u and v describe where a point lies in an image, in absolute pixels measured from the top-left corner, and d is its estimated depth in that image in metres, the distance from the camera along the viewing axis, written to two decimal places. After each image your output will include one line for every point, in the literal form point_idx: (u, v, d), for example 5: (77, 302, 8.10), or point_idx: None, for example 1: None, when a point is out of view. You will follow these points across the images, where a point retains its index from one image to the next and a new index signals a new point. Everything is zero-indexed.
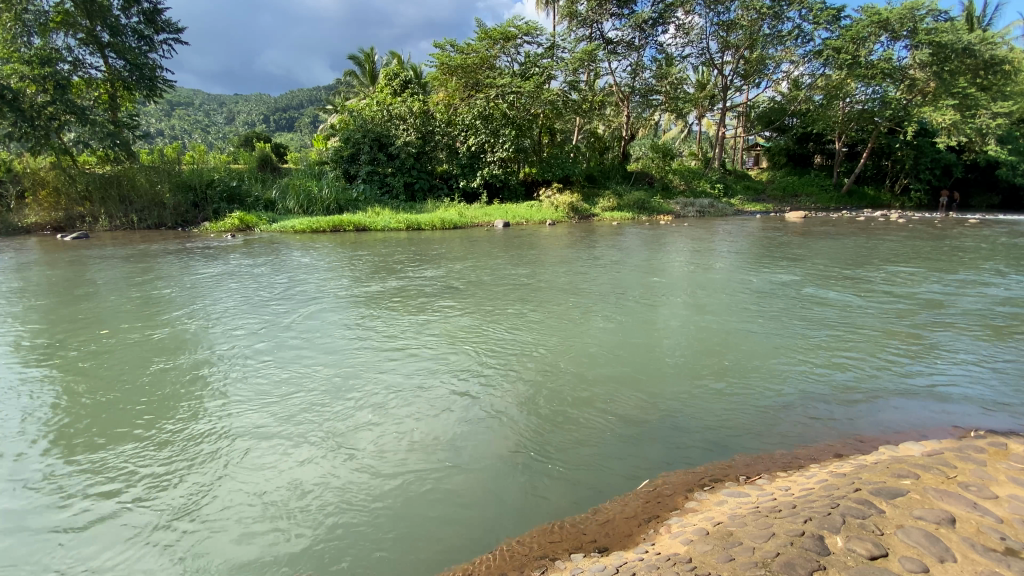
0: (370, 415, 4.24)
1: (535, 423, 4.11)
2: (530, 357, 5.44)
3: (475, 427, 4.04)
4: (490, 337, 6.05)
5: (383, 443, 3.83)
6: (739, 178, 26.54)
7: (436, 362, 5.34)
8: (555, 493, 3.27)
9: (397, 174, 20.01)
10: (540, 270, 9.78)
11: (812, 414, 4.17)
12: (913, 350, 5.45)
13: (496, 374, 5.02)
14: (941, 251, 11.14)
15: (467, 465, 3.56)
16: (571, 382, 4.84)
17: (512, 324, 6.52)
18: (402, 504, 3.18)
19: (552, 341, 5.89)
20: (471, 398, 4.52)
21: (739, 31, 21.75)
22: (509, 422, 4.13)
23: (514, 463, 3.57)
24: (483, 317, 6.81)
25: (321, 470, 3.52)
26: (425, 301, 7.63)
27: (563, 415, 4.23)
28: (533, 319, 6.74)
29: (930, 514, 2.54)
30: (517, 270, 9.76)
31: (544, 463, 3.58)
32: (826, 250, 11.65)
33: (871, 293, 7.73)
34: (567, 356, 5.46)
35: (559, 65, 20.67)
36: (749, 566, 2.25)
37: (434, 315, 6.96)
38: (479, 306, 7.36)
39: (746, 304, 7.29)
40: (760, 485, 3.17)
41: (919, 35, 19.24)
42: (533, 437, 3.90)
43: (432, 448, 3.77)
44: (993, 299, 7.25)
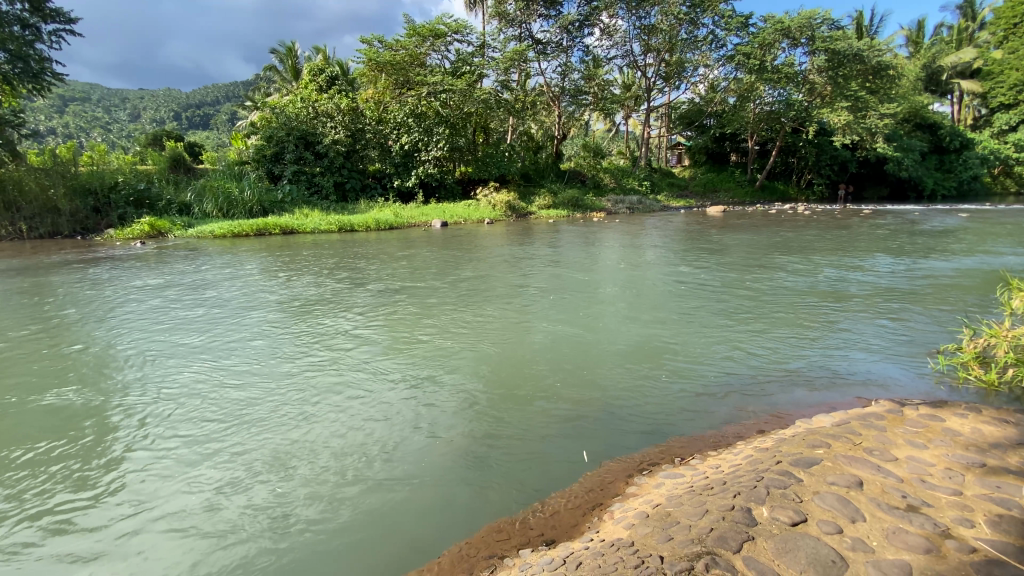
0: (289, 434, 4.00)
1: (485, 422, 4.13)
2: (474, 358, 5.43)
3: (413, 437, 3.90)
4: (435, 339, 6.00)
5: (326, 448, 3.78)
6: (665, 175, 27.71)
7: (381, 365, 5.29)
8: (504, 489, 3.29)
9: (326, 174, 19.21)
10: (481, 269, 9.80)
11: (738, 394, 4.45)
12: (823, 330, 5.99)
13: (438, 376, 4.97)
14: (844, 240, 12.26)
15: (414, 465, 3.56)
16: (516, 380, 4.87)
17: (452, 326, 6.43)
18: (349, 510, 3.13)
19: (494, 340, 5.91)
20: (412, 406, 4.39)
21: (660, 35, 22.84)
22: (451, 428, 4.05)
23: (463, 463, 3.58)
24: (423, 320, 6.68)
25: (253, 484, 3.40)
26: (367, 305, 7.47)
27: (509, 414, 4.23)
28: (477, 319, 6.73)
29: (842, 479, 2.79)
30: (454, 270, 9.67)
31: (488, 466, 3.54)
32: (745, 241, 12.54)
33: (785, 280, 8.40)
34: (509, 355, 5.50)
35: (490, 64, 20.77)
36: (686, 544, 2.36)
37: (378, 318, 6.81)
38: (421, 307, 7.28)
39: (677, 294, 7.70)
40: (694, 465, 3.35)
41: (816, 42, 21.09)
42: (476, 441, 3.86)
43: (375, 449, 3.75)
44: (886, 281, 8.12)
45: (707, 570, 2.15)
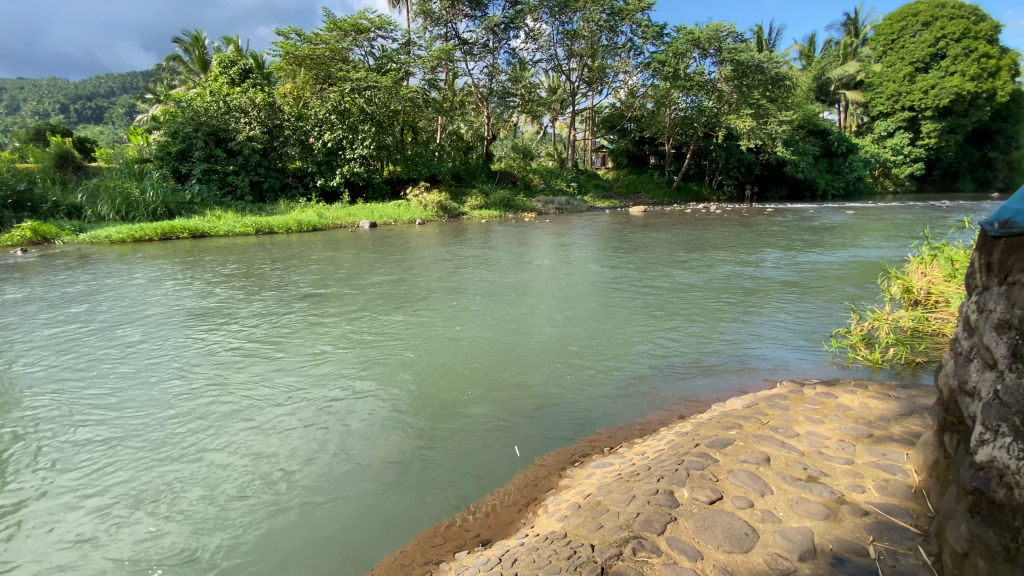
0: (175, 461, 3.67)
1: (417, 427, 4.04)
2: (406, 363, 5.30)
3: (341, 448, 3.74)
4: (364, 345, 5.80)
5: (247, 465, 3.57)
6: (592, 176, 28.59)
7: (307, 375, 5.04)
8: (438, 493, 3.24)
9: (240, 173, 18.00)
10: (412, 270, 9.60)
11: (662, 383, 4.67)
12: (736, 319, 6.43)
13: (373, 383, 4.83)
14: (753, 236, 13.26)
15: (343, 476, 3.43)
16: (453, 382, 4.83)
17: (384, 331, 6.26)
18: (272, 530, 2.96)
19: (429, 343, 5.84)
20: (338, 417, 4.20)
21: (582, 40, 23.53)
22: (380, 435, 3.93)
23: (395, 470, 3.49)
24: (354, 326, 6.46)
25: (164, 513, 3.15)
26: (290, 312, 7.09)
27: (445, 417, 4.18)
28: (411, 321, 6.61)
29: (752, 456, 3.00)
30: (386, 273, 9.43)
31: (420, 472, 3.46)
32: (667, 239, 13.22)
33: (702, 274, 8.95)
34: (445, 356, 5.45)
35: (415, 62, 20.37)
36: (615, 531, 2.43)
37: (303, 326, 6.47)
38: (349, 312, 7.01)
39: (605, 291, 7.96)
40: (622, 453, 3.46)
41: (723, 53, 22.65)
42: (407, 448, 3.75)
43: (301, 462, 3.58)
44: (789, 272, 8.86)
45: (635, 554, 2.22)
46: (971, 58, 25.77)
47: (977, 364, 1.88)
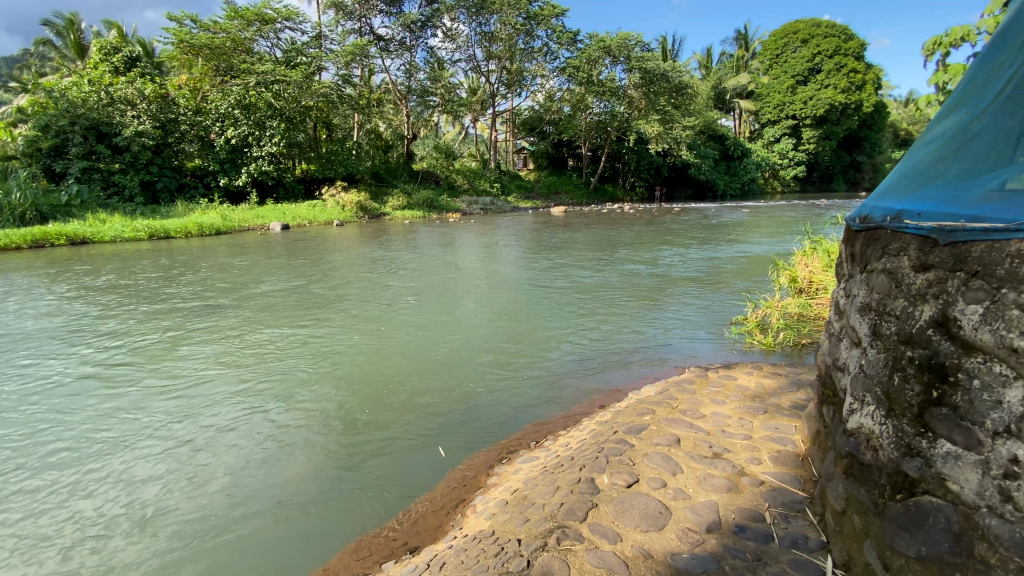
0: (59, 497, 3.29)
1: (340, 438, 3.89)
2: (326, 372, 5.09)
3: (257, 466, 3.54)
4: (279, 356, 5.49)
5: (148, 494, 3.28)
6: (513, 177, 28.95)
7: (216, 391, 4.70)
8: (364, 503, 3.14)
9: (128, 172, 16.24)
10: (330, 275, 9.23)
11: (584, 376, 4.84)
12: (650, 311, 6.82)
13: (293, 395, 4.59)
14: (663, 234, 14.14)
15: (259, 496, 3.23)
16: (380, 388, 4.72)
17: (304, 339, 5.98)
18: (180, 562, 2.74)
19: (353, 349, 5.65)
20: (251, 436, 3.93)
21: (499, 43, 23.78)
22: (298, 450, 3.73)
23: (316, 484, 3.34)
24: (270, 336, 6.10)
25: (48, 556, 2.82)
26: (194, 326, 6.55)
27: (371, 425, 4.07)
28: (333, 329, 6.35)
29: (664, 439, 3.19)
30: (304, 279, 8.97)
31: (343, 484, 3.33)
32: (586, 238, 13.74)
33: (619, 270, 9.40)
34: (370, 362, 5.30)
35: (328, 56, 19.50)
36: (541, 523, 2.47)
37: (209, 340, 6.01)
38: (262, 322, 6.61)
39: (528, 289, 8.14)
40: (546, 446, 3.54)
41: (632, 61, 23.86)
42: (328, 460, 3.60)
43: (211, 485, 3.35)
44: (695, 266, 9.55)
45: (560, 543, 2.28)
46: (842, 73, 29.06)
47: (847, 342, 2.11)
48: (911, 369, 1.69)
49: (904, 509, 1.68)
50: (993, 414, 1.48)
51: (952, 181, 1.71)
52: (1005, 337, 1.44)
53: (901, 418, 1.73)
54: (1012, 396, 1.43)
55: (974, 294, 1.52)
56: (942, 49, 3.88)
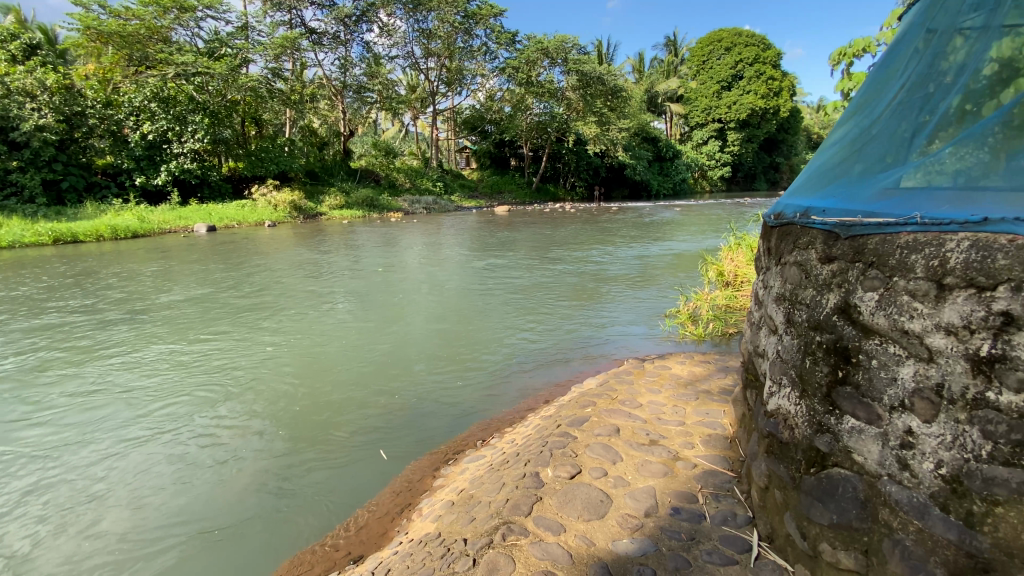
0: None
1: (278, 448, 3.74)
2: (261, 380, 4.86)
3: (186, 483, 3.34)
4: (210, 367, 5.19)
5: (63, 522, 3.03)
6: (456, 176, 28.75)
7: (139, 408, 4.38)
8: (305, 513, 3.04)
9: (27, 169, 14.67)
10: (264, 279, 8.80)
11: (528, 372, 4.91)
12: (592, 307, 7.01)
13: (227, 408, 4.35)
14: (603, 232, 14.54)
15: (190, 515, 3.06)
16: (322, 395, 4.55)
17: (238, 348, 5.68)
18: None
19: (292, 357, 5.42)
20: (180, 453, 3.69)
21: (438, 40, 23.52)
22: (231, 465, 3.53)
23: (253, 497, 3.20)
24: (201, 347, 5.75)
25: None
26: (111, 338, 6.06)
27: (312, 433, 3.91)
28: (270, 336, 6.07)
29: (605, 429, 3.29)
30: (236, 284, 8.48)
31: (281, 497, 3.19)
32: (528, 237, 13.89)
33: (561, 268, 9.58)
34: (311, 369, 5.10)
35: (255, 48, 18.52)
36: (487, 521, 2.48)
37: (130, 354, 5.58)
38: (190, 332, 6.22)
39: (472, 288, 8.13)
40: (492, 444, 3.55)
41: (569, 63, 24.34)
42: (265, 474, 3.43)
43: (135, 507, 3.13)
44: (633, 262, 9.91)
45: (505, 539, 2.30)
46: (761, 80, 31.06)
47: (765, 329, 2.28)
48: (820, 352, 1.85)
49: (817, 482, 1.83)
50: (889, 390, 1.63)
51: (850, 181, 1.90)
52: (896, 319, 1.60)
53: (813, 398, 1.88)
54: (904, 372, 1.59)
55: (870, 281, 1.67)
56: (846, 60, 4.25)
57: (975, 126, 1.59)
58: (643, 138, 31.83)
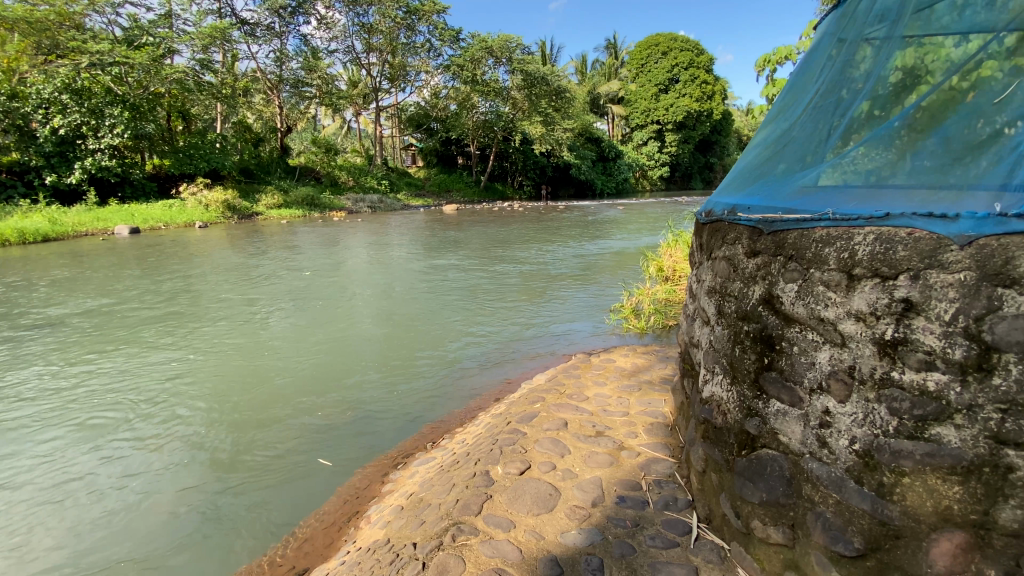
0: None
1: (218, 463, 3.57)
2: (197, 393, 4.60)
3: (117, 507, 3.14)
4: (137, 380, 4.86)
5: None
6: (401, 174, 28.24)
7: (57, 428, 4.05)
8: (249, 530, 2.92)
9: None
10: (197, 285, 8.31)
11: (479, 371, 4.91)
12: (540, 305, 7.09)
13: (158, 424, 4.08)
14: (550, 231, 14.74)
15: (120, 541, 2.88)
16: (263, 404, 4.36)
17: (170, 359, 5.35)
18: None
19: (230, 366, 5.15)
20: (104, 475, 3.43)
21: (379, 35, 22.99)
22: (163, 486, 3.32)
23: (192, 517, 3.05)
24: (128, 360, 5.35)
25: None
26: (22, 354, 5.54)
27: (252, 445, 3.74)
28: (205, 345, 5.74)
29: (553, 423, 3.35)
30: (165, 291, 7.94)
31: (220, 516, 3.03)
32: (477, 236, 13.86)
33: (509, 267, 9.63)
34: (250, 378, 4.87)
35: (181, 38, 17.39)
36: (437, 523, 2.46)
37: (44, 369, 5.13)
38: (114, 344, 5.78)
39: (420, 288, 8.03)
40: (443, 445, 3.52)
41: (514, 63, 24.48)
42: (201, 492, 3.25)
43: (58, 537, 2.91)
44: (579, 260, 10.12)
45: (455, 540, 2.29)
46: (696, 84, 32.51)
47: (699, 320, 2.39)
48: (748, 340, 1.97)
49: (749, 463, 1.95)
50: (808, 373, 1.76)
51: (772, 179, 2.04)
52: (813, 308, 1.72)
53: (742, 384, 2.00)
54: (821, 357, 1.71)
55: (790, 274, 1.80)
56: (770, 66, 4.53)
57: (878, 128, 1.75)
58: (587, 138, 32.46)
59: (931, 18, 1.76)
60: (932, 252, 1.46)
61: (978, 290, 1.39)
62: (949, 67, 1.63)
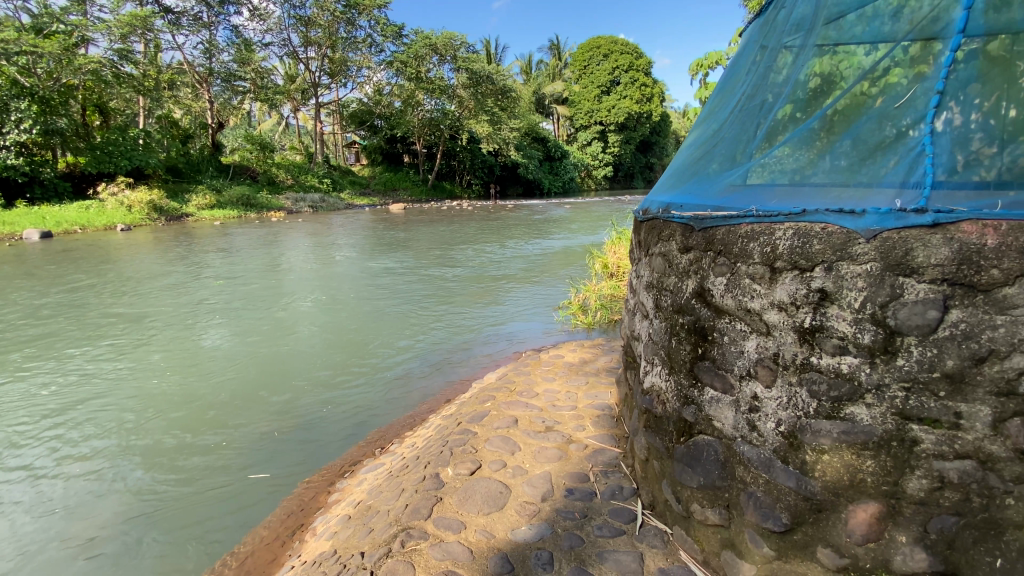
0: None
1: (149, 481, 3.34)
2: (124, 406, 4.28)
3: (33, 535, 2.88)
4: (55, 396, 4.47)
5: None
6: (345, 173, 27.42)
7: None
8: (186, 549, 2.76)
9: None
10: (121, 292, 7.72)
11: (429, 373, 4.85)
12: (490, 304, 7.08)
13: (75, 445, 3.74)
14: (498, 229, 14.77)
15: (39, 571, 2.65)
16: (197, 418, 4.10)
17: (92, 372, 4.95)
18: None
19: (160, 378, 4.80)
20: (12, 506, 3.11)
21: (318, 29, 22.20)
22: (81, 513, 3.05)
23: (121, 540, 2.85)
24: (43, 375, 4.91)
25: None
26: None
27: (188, 460, 3.53)
28: (130, 358, 5.31)
29: (503, 422, 3.36)
30: (83, 300, 7.27)
31: (148, 541, 2.82)
32: (425, 235, 13.68)
33: (458, 266, 9.58)
34: (183, 390, 4.56)
35: (96, 26, 16.09)
36: (386, 530, 2.41)
37: None
38: (25, 359, 5.28)
39: (367, 289, 7.84)
40: (392, 450, 3.45)
41: (458, 61, 24.33)
42: (126, 518, 3.01)
43: None
44: (528, 258, 10.22)
45: (404, 546, 2.25)
46: (636, 86, 33.59)
47: (638, 314, 2.48)
48: (683, 333, 2.06)
49: (687, 450, 2.04)
50: (738, 361, 1.86)
51: (703, 178, 2.14)
52: (740, 300, 1.82)
53: (679, 374, 2.09)
54: (749, 346, 1.82)
55: (720, 268, 1.89)
56: (702, 70, 4.74)
57: (797, 129, 1.87)
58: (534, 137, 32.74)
59: (841, 28, 1.88)
60: (843, 245, 1.58)
61: (883, 279, 1.52)
62: (859, 74, 1.75)
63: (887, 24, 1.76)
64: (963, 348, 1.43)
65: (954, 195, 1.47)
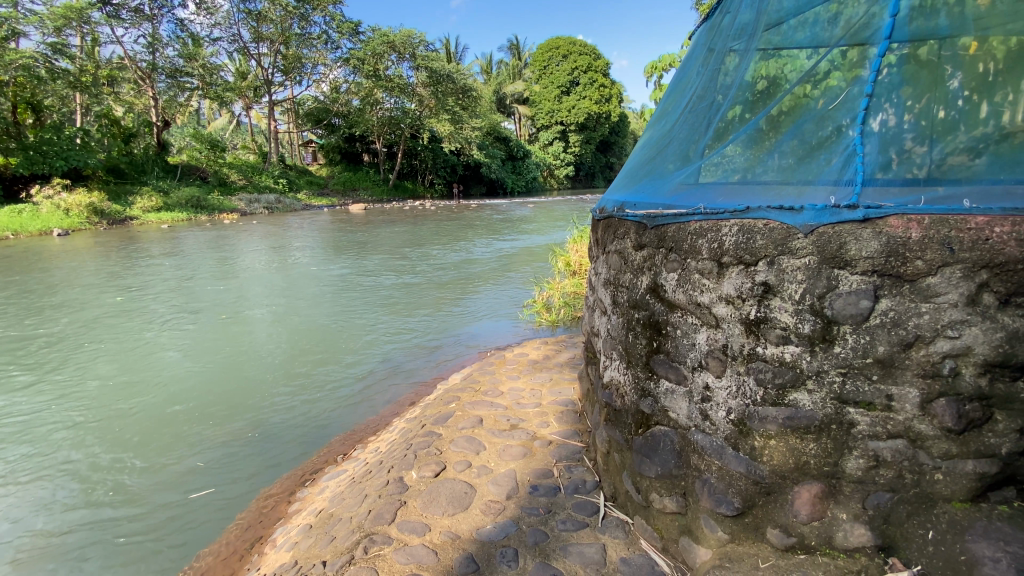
0: None
1: (96, 500, 3.18)
2: (66, 423, 4.06)
3: None
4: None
5: None
6: (301, 173, 26.64)
7: None
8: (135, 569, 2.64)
9: None
10: (62, 301, 7.30)
11: (392, 376, 4.79)
12: (454, 304, 7.04)
13: (9, 468, 3.49)
14: (461, 229, 14.68)
15: None
16: (149, 432, 3.93)
17: (31, 387, 4.68)
18: None
19: (106, 392, 4.55)
20: None
21: (269, 24, 21.49)
22: (16, 542, 2.85)
23: (66, 563, 2.71)
24: None
25: None
26: None
27: (139, 477, 3.38)
28: (74, 370, 5.04)
29: (468, 422, 3.36)
30: (18, 312, 6.81)
31: (95, 563, 2.69)
32: (386, 236, 13.47)
33: (421, 267, 9.49)
34: (133, 403, 4.35)
35: (26, 19, 15.09)
36: (349, 537, 2.37)
37: None
38: None
39: (327, 293, 7.67)
40: (355, 456, 3.40)
41: (417, 59, 24.03)
42: (72, 540, 2.87)
43: None
44: (492, 258, 10.21)
45: (368, 552, 2.22)
46: (595, 86, 34.07)
47: (598, 311, 2.53)
48: (639, 327, 2.12)
49: (645, 441, 2.10)
50: (691, 353, 1.93)
51: (656, 176, 2.21)
52: (692, 295, 1.89)
53: (637, 368, 2.15)
54: (700, 338, 1.89)
55: (672, 264, 1.96)
56: (657, 72, 4.87)
57: (743, 129, 1.96)
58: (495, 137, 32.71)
59: (783, 34, 1.98)
60: (783, 240, 1.66)
61: (820, 272, 1.60)
62: (798, 76, 1.84)
63: (824, 30, 1.85)
64: (893, 334, 1.53)
65: (884, 190, 1.57)
